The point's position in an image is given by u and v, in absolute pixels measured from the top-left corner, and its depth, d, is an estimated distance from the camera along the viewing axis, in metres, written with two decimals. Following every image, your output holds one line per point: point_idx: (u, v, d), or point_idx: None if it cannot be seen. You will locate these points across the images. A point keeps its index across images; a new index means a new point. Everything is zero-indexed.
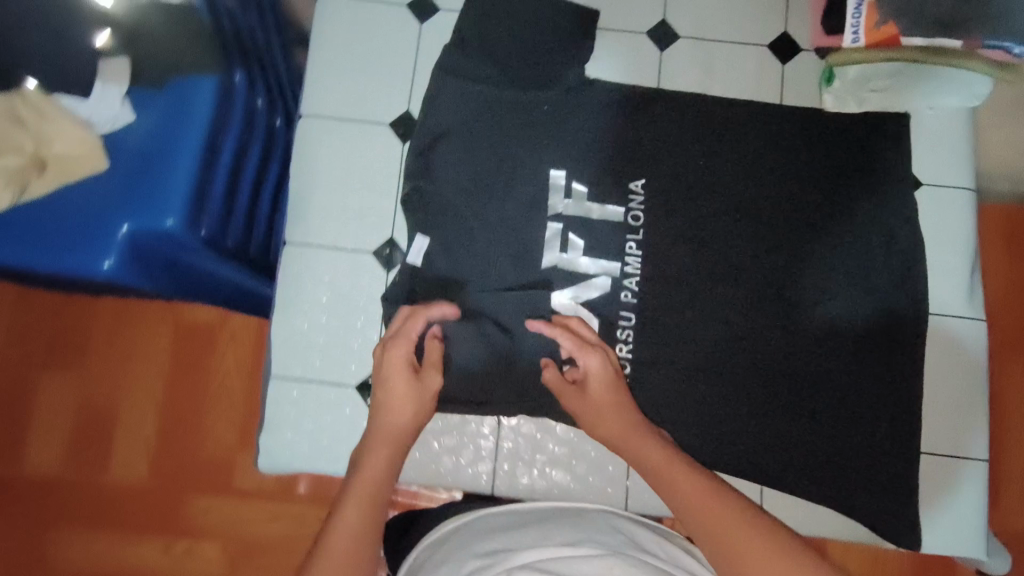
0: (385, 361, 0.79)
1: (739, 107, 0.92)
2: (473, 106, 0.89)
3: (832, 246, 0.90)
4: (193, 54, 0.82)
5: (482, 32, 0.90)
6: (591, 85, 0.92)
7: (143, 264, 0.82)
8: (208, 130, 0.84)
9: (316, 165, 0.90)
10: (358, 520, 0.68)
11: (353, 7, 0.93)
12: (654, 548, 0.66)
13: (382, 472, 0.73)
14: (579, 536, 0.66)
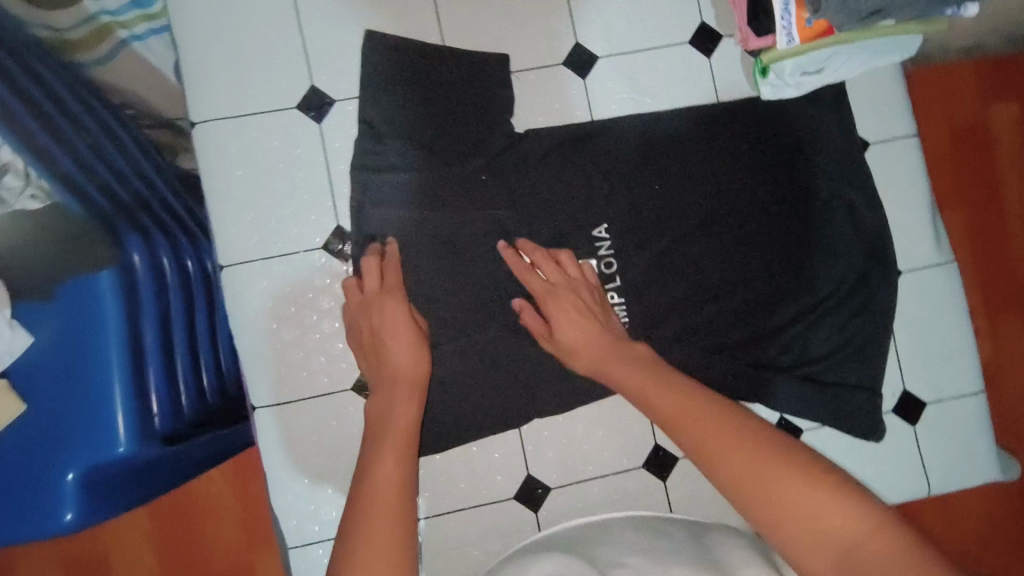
0: (374, 318, 0.75)
1: (670, 116, 0.87)
2: (406, 196, 0.81)
3: (800, 209, 0.86)
4: (77, 254, 0.73)
5: (392, 114, 0.81)
6: (523, 136, 0.84)
7: (111, 498, 0.73)
8: (127, 320, 0.75)
9: (257, 311, 0.80)
10: (398, 470, 0.66)
11: (238, 126, 0.81)
12: (683, 539, 0.66)
13: (406, 426, 0.70)
14: (620, 545, 0.65)
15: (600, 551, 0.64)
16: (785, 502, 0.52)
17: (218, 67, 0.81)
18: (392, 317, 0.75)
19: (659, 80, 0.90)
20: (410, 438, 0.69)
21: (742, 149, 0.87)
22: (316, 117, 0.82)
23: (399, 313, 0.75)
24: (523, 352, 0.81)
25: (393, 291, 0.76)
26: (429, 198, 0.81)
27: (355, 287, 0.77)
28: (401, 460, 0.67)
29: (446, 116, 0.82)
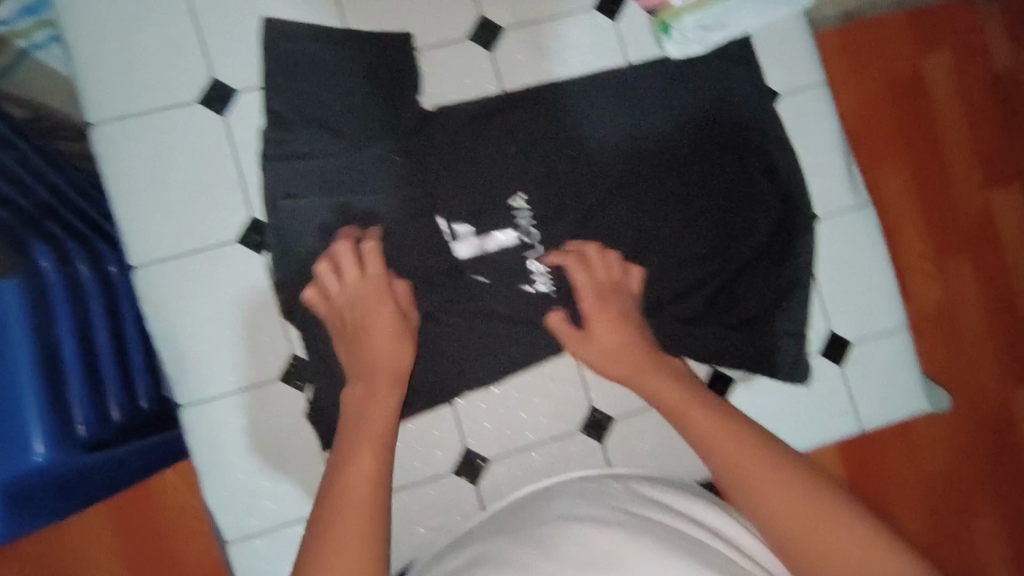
0: (354, 311, 0.74)
1: (577, 83, 0.87)
2: (316, 182, 0.81)
3: (711, 166, 0.87)
4: None
5: (296, 102, 0.82)
6: (430, 116, 0.84)
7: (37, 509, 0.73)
8: (35, 328, 0.72)
9: (175, 308, 0.79)
10: (373, 463, 0.62)
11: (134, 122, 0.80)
12: (624, 500, 0.62)
13: (384, 415, 0.68)
14: (557, 514, 0.60)
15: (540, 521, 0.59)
16: (759, 484, 0.57)
17: (112, 67, 0.80)
18: (377, 318, 0.73)
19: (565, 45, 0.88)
20: (387, 437, 0.65)
21: (650, 111, 0.88)
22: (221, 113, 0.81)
23: (379, 309, 0.74)
24: (446, 326, 0.82)
25: (376, 287, 0.75)
26: (344, 185, 0.82)
27: (329, 273, 0.76)
28: (377, 457, 0.62)
29: (352, 102, 0.83)
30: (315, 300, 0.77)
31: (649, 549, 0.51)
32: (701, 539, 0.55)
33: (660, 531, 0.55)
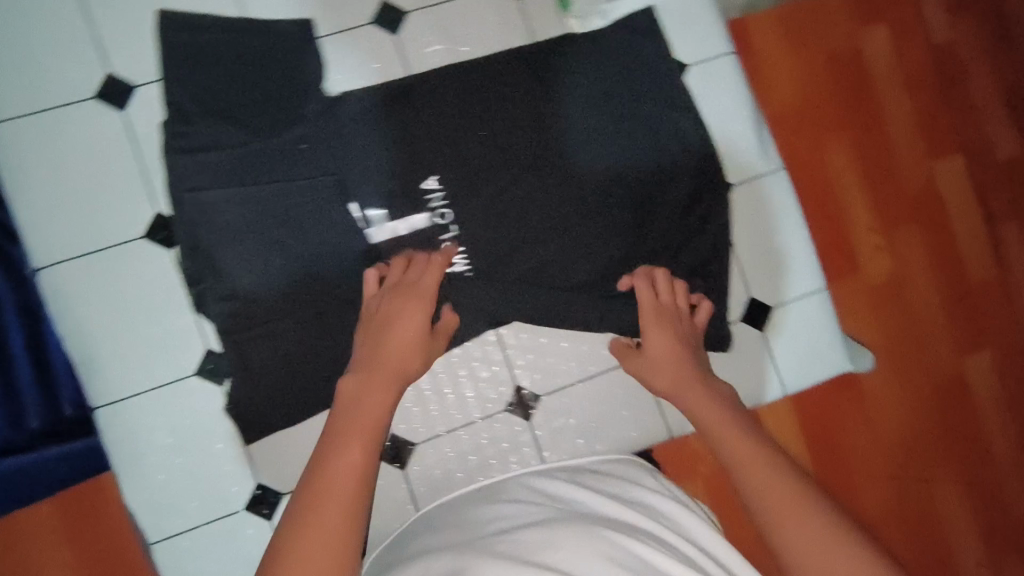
0: (392, 306, 0.74)
1: (588, 102, 0.88)
2: (431, 124, 0.85)
3: (696, 214, 0.87)
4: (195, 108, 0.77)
5: (448, 38, 0.86)
6: (561, 82, 0.88)
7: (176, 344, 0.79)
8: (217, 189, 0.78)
9: (293, 205, 0.82)
10: (362, 458, 0.61)
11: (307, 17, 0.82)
12: (580, 504, 0.66)
13: (376, 416, 0.65)
14: (512, 514, 0.64)
15: (496, 524, 0.63)
16: (777, 506, 0.56)
17: None
18: (409, 322, 0.73)
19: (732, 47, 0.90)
20: (376, 431, 0.64)
21: (672, 142, 0.88)
22: (385, 27, 0.84)
23: (414, 317, 0.73)
24: (519, 291, 0.84)
25: (421, 295, 0.75)
26: (483, 133, 0.86)
27: (398, 266, 0.78)
28: (366, 451, 0.62)
29: (492, 59, 0.86)
30: (370, 283, 0.78)
31: (587, 534, 0.57)
32: (640, 515, 0.63)
33: (608, 524, 0.60)
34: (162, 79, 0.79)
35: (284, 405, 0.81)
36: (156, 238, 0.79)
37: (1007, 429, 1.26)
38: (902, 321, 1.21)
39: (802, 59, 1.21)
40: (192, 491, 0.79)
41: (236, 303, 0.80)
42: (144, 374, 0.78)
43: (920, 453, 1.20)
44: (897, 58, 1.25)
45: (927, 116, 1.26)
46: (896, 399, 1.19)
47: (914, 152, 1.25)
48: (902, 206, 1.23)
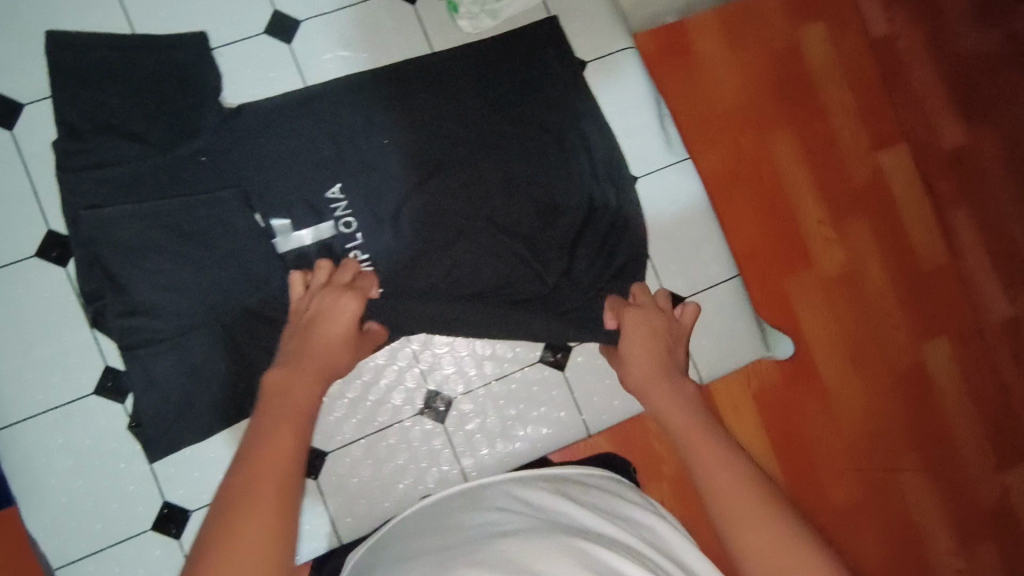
0: (321, 303, 0.72)
1: (486, 100, 0.86)
2: (328, 130, 0.83)
3: (598, 212, 0.87)
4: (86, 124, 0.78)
5: (345, 42, 0.86)
6: (456, 80, 0.86)
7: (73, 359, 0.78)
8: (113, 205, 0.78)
9: (182, 214, 0.80)
10: (291, 441, 0.56)
11: (198, 28, 0.83)
12: (559, 514, 0.59)
13: (302, 404, 0.61)
14: (490, 524, 0.58)
15: (475, 533, 0.56)
16: (737, 521, 0.51)
17: None
18: (339, 321, 0.71)
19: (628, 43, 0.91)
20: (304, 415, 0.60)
21: (573, 139, 0.87)
22: (278, 36, 0.85)
23: (345, 312, 0.71)
24: (421, 301, 0.82)
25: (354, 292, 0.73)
26: (383, 140, 0.84)
27: (325, 270, 0.76)
28: (298, 435, 0.57)
29: (389, 62, 0.86)
30: (296, 284, 0.75)
31: (565, 548, 0.51)
32: (622, 529, 0.57)
33: (586, 537, 0.54)
34: (50, 96, 0.79)
35: (191, 421, 0.79)
36: (48, 256, 0.78)
37: (971, 418, 1.23)
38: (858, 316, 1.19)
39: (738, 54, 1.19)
40: (96, 512, 0.78)
41: (139, 319, 0.78)
42: (44, 395, 0.78)
43: (881, 447, 1.18)
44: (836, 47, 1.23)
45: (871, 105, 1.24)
46: (855, 394, 1.17)
47: (860, 143, 1.22)
48: (851, 197, 1.21)
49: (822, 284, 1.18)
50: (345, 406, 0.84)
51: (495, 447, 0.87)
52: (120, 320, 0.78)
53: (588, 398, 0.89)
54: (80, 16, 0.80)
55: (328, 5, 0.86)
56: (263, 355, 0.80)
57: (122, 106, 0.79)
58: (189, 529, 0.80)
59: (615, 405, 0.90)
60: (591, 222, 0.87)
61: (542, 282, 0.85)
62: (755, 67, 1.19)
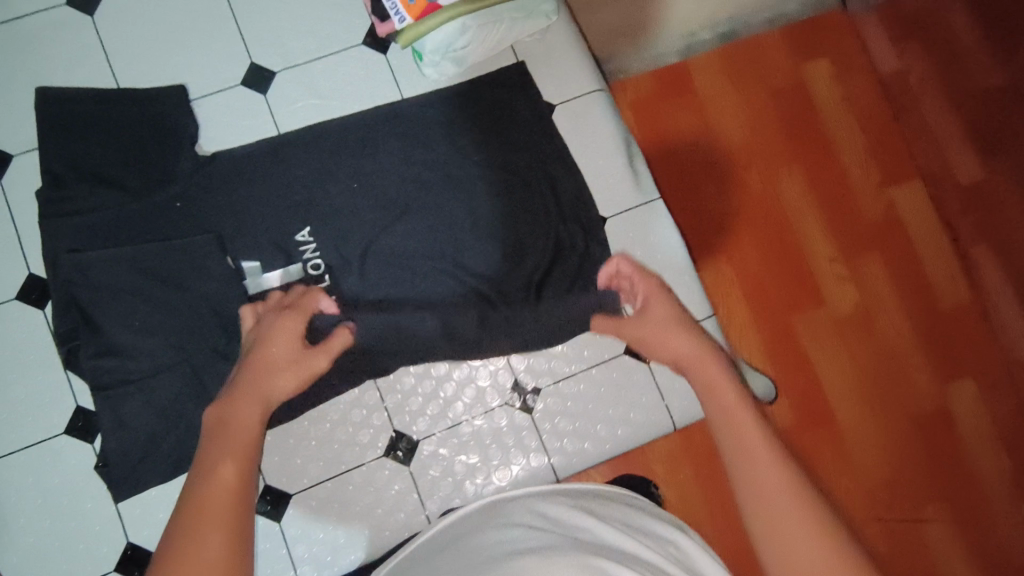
0: (268, 326, 0.72)
1: (453, 145, 0.89)
2: (299, 175, 0.86)
3: (561, 246, 0.87)
4: (67, 171, 0.82)
5: (319, 91, 0.89)
6: (426, 126, 0.89)
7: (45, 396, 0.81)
8: (84, 245, 0.81)
9: (151, 255, 0.82)
10: (237, 476, 0.53)
11: (179, 81, 0.87)
12: (582, 528, 0.59)
13: (251, 423, 0.60)
14: (511, 539, 0.58)
15: (495, 549, 0.56)
16: (778, 533, 0.47)
17: (173, 34, 0.88)
18: (280, 339, 0.70)
19: (596, 86, 0.92)
20: (251, 444, 0.58)
21: (539, 179, 0.88)
22: (254, 87, 0.88)
23: (294, 331, 0.72)
24: (385, 340, 0.83)
25: (303, 313, 0.75)
26: (353, 185, 0.87)
27: (274, 298, 0.78)
28: (244, 469, 0.54)
29: (361, 110, 0.89)
30: (247, 317, 0.76)
31: (584, 566, 0.50)
32: (640, 545, 0.56)
33: (606, 553, 0.53)
34: (38, 148, 0.84)
35: (158, 461, 0.80)
36: (28, 298, 0.82)
37: (1004, 456, 1.22)
38: (873, 354, 1.25)
39: (743, 95, 1.30)
40: (61, 552, 0.79)
41: (111, 360, 0.80)
42: (17, 434, 0.80)
43: (906, 494, 1.20)
44: (842, 88, 1.33)
45: (878, 144, 1.32)
46: (872, 434, 1.22)
47: (869, 181, 1.31)
48: (861, 237, 1.28)
49: (834, 321, 1.25)
50: (310, 448, 0.84)
51: (462, 492, 0.84)
52: (88, 358, 0.79)
53: (560, 442, 0.86)
54: (69, 73, 0.86)
55: (302, 56, 0.89)
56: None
57: (102, 154, 0.83)
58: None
59: (586, 450, 0.86)
60: (558, 262, 0.87)
61: (500, 321, 0.84)
62: (762, 109, 1.30)
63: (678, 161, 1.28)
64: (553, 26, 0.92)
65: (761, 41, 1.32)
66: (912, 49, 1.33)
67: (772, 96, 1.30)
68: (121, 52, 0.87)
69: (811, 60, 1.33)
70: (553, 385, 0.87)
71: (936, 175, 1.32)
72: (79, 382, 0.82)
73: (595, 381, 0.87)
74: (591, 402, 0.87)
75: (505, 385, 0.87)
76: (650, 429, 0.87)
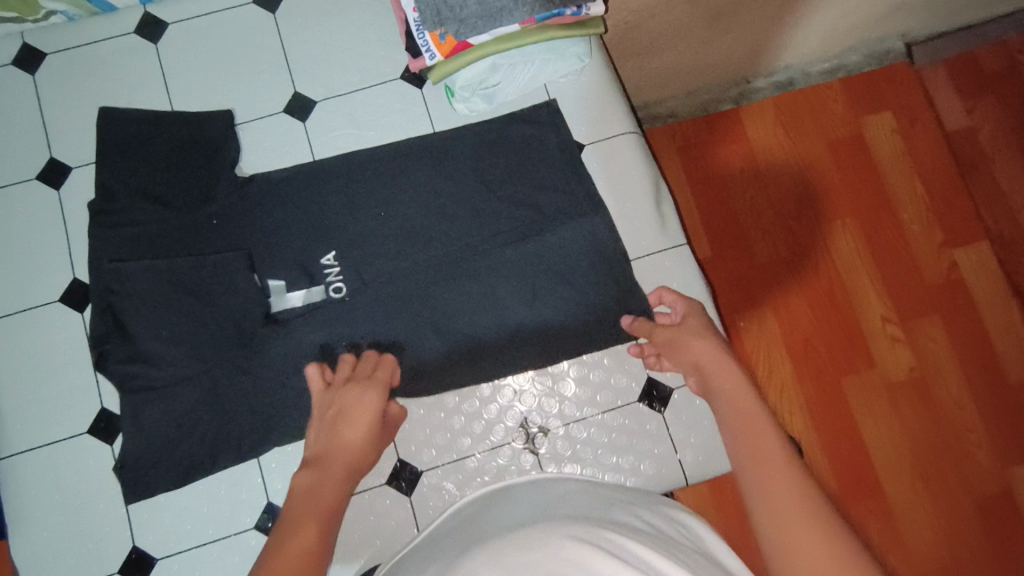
0: (344, 400, 0.70)
1: (481, 178, 0.90)
2: (329, 200, 0.89)
3: (582, 273, 0.87)
4: (118, 184, 0.88)
5: (355, 122, 0.92)
6: (455, 159, 0.91)
7: (73, 396, 0.85)
8: (122, 257, 0.86)
9: (185, 267, 0.86)
10: (315, 538, 0.54)
11: (227, 107, 0.92)
12: (581, 504, 0.57)
13: (329, 500, 0.60)
14: (514, 514, 0.56)
15: (493, 522, 0.55)
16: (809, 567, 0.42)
17: (226, 64, 0.94)
18: (366, 417, 0.69)
19: (628, 128, 0.92)
20: (331, 514, 0.58)
21: (563, 215, 0.88)
22: (295, 115, 0.93)
23: (369, 406, 0.69)
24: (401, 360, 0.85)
25: (374, 387, 0.72)
26: (380, 213, 0.89)
27: (347, 365, 0.76)
28: (323, 534, 0.56)
29: (393, 141, 0.92)
30: (314, 378, 0.74)
31: (583, 532, 0.47)
32: (646, 523, 0.54)
33: (612, 523, 0.51)
34: (94, 162, 0.90)
35: (169, 468, 0.82)
36: (69, 301, 0.87)
37: None
38: (928, 422, 1.23)
39: (799, 148, 1.33)
40: (71, 549, 0.82)
41: (139, 367, 0.83)
42: (45, 430, 0.84)
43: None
44: (903, 144, 1.33)
45: (943, 204, 1.31)
46: (923, 508, 1.20)
47: (931, 240, 1.29)
48: (920, 300, 1.27)
49: (886, 385, 1.24)
50: None
51: None
52: (120, 364, 0.83)
53: None
54: (129, 95, 0.92)
55: (343, 88, 0.93)
56: (244, 409, 0.83)
57: (151, 170, 0.89)
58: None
59: None
60: (577, 297, 0.87)
61: (516, 350, 0.85)
62: (817, 163, 1.32)
63: (726, 204, 1.31)
64: (586, 68, 0.92)
65: (819, 93, 1.35)
66: (981, 111, 1.35)
67: (829, 150, 1.33)
68: (178, 78, 0.93)
69: (872, 113, 1.35)
70: (563, 427, 0.85)
71: (1004, 238, 1.30)
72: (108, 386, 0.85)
73: (606, 426, 0.85)
74: (600, 448, 0.84)
75: (514, 422, 0.85)
76: (660, 483, 0.83)
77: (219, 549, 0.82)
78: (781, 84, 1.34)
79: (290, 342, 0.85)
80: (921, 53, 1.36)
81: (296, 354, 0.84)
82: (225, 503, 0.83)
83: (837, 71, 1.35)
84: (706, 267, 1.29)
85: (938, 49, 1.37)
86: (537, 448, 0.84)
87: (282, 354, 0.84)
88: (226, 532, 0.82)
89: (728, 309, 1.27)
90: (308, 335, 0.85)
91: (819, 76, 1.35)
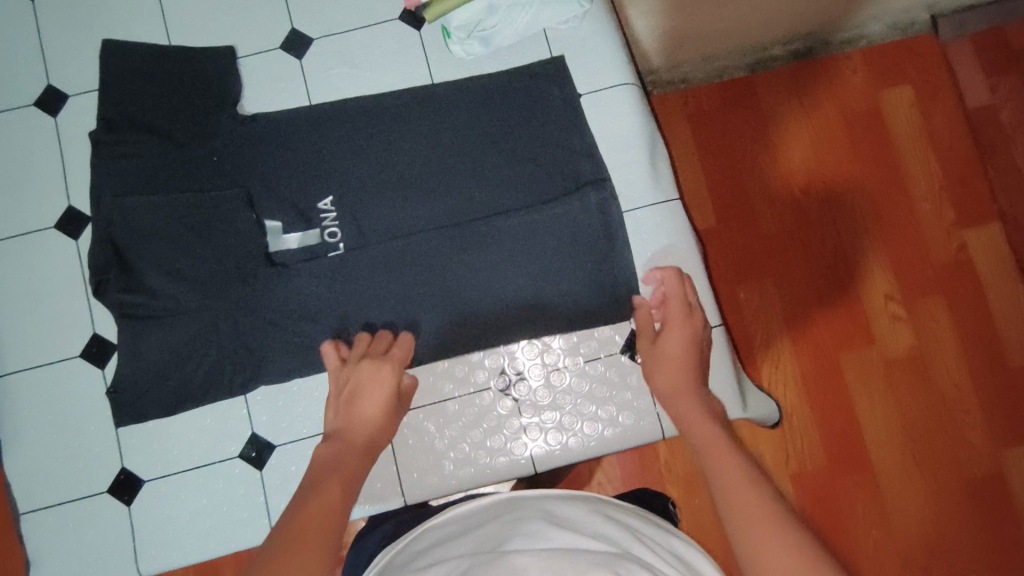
0: (360, 376, 0.72)
1: (476, 125, 0.89)
2: (322, 139, 0.89)
3: (574, 225, 0.86)
4: (113, 112, 0.88)
5: (353, 61, 0.92)
6: (453, 104, 0.90)
7: (68, 322, 0.87)
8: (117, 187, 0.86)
9: (176, 199, 0.86)
10: (337, 497, 0.60)
11: (225, 42, 0.92)
12: (594, 534, 0.55)
13: (349, 471, 0.64)
14: (530, 541, 0.53)
15: (507, 546, 0.52)
16: None
17: None
18: (381, 388, 0.71)
19: (628, 80, 0.91)
20: (353, 487, 0.63)
21: (555, 165, 0.88)
22: (293, 52, 0.92)
23: (382, 385, 0.72)
24: (388, 305, 0.85)
25: (392, 367, 0.73)
26: (375, 157, 0.89)
27: (364, 342, 0.77)
28: (346, 495, 0.61)
29: (389, 83, 0.91)
30: (328, 354, 0.77)
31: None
32: (665, 560, 0.52)
33: (641, 566, 0.48)
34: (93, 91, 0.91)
35: (163, 395, 0.85)
36: (64, 228, 0.89)
37: None
38: (923, 401, 1.22)
39: (812, 120, 1.30)
40: (64, 466, 0.85)
41: (137, 296, 0.84)
42: (40, 352, 0.87)
43: (943, 557, 1.18)
44: (921, 121, 1.30)
45: (957, 183, 1.28)
46: (911, 487, 1.20)
47: (943, 219, 1.27)
48: (925, 281, 1.25)
49: (884, 363, 1.23)
50: (297, 406, 0.85)
51: (439, 470, 0.83)
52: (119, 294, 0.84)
53: (542, 435, 0.85)
54: (128, 26, 0.92)
55: (341, 26, 0.93)
56: (234, 342, 0.85)
57: (145, 102, 0.89)
58: (139, 499, 0.84)
59: (569, 445, 0.84)
60: (572, 249, 0.86)
61: (502, 299, 0.85)
62: (830, 136, 1.30)
63: (734, 173, 1.29)
64: (587, 14, 0.91)
65: (837, 64, 1.31)
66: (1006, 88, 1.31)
67: (843, 123, 1.30)
68: (177, 10, 0.93)
69: (892, 86, 1.31)
70: (543, 375, 0.86)
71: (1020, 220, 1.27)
72: (102, 311, 0.87)
73: (586, 375, 0.86)
74: (580, 397, 0.85)
75: (496, 368, 0.86)
76: (638, 436, 0.84)
77: (205, 475, 0.85)
78: (798, 53, 1.31)
79: (279, 278, 0.85)
80: (948, 25, 1.32)
81: (286, 290, 0.85)
82: (211, 431, 0.85)
83: (859, 41, 1.31)
84: (708, 236, 1.28)
85: (965, 21, 1.32)
86: (514, 395, 0.85)
87: (273, 290, 0.85)
88: (210, 459, 0.85)
89: (729, 280, 1.26)
90: (296, 271, 0.85)
91: (840, 45, 1.31)
